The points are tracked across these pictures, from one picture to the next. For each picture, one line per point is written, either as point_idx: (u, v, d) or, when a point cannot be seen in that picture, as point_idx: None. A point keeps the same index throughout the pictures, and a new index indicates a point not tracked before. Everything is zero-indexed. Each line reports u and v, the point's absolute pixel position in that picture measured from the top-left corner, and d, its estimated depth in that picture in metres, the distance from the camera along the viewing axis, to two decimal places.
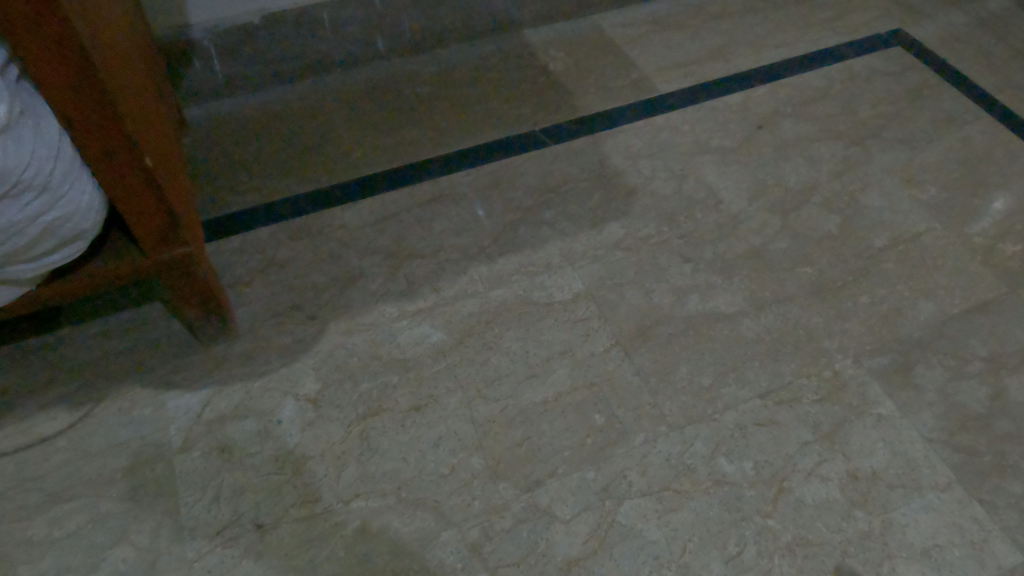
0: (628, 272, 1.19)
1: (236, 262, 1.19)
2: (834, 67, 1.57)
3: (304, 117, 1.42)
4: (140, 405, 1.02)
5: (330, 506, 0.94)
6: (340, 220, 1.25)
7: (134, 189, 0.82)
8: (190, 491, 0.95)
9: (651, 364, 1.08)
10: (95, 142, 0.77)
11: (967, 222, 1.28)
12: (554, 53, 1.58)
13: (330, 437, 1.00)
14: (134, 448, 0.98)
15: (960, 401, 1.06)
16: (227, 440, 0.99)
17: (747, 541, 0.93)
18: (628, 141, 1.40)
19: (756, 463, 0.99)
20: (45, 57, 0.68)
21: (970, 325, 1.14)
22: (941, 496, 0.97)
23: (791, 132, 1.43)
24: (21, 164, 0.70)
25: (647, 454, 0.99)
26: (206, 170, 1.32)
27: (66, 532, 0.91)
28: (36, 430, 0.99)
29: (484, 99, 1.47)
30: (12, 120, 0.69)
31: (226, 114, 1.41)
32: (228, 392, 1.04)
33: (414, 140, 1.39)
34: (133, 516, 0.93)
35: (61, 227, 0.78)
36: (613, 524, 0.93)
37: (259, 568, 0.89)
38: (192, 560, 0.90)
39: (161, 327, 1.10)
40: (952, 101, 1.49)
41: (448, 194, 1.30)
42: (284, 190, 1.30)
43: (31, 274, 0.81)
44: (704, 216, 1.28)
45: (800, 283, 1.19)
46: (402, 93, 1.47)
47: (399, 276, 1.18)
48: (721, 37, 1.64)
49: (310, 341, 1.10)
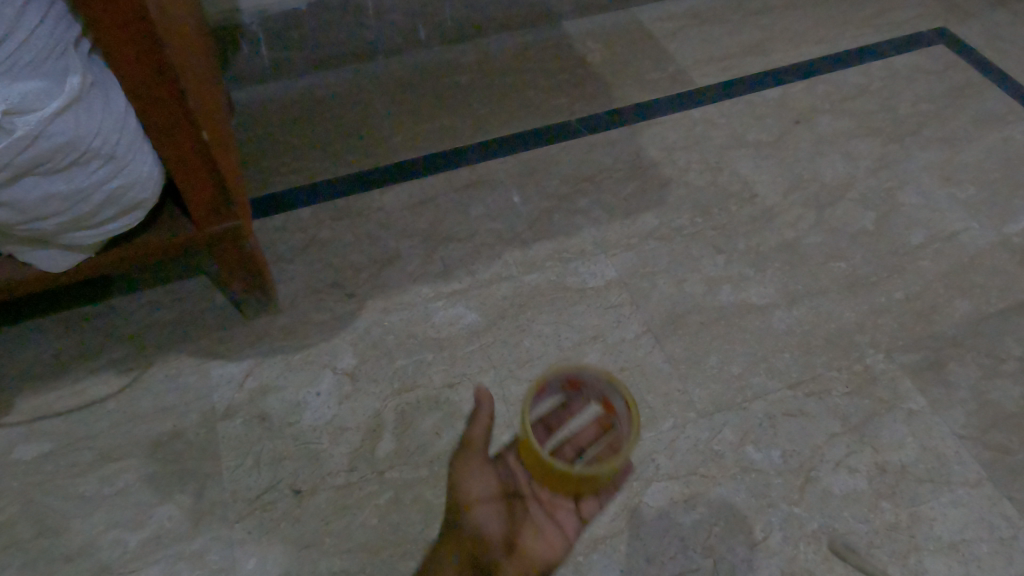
0: (660, 261, 1.20)
1: (279, 240, 1.22)
2: (874, 64, 1.56)
3: (346, 102, 1.45)
4: (185, 372, 1.06)
5: (366, 475, 0.97)
6: (379, 202, 1.28)
7: (189, 161, 0.86)
8: (232, 456, 0.99)
9: (681, 352, 1.10)
10: (158, 118, 0.81)
11: (1006, 222, 1.27)
12: (592, 45, 1.59)
13: (366, 410, 1.03)
14: (179, 413, 1.02)
15: (994, 400, 1.05)
16: (267, 410, 1.03)
17: (773, 527, 0.94)
18: (664, 133, 1.41)
19: (784, 452, 1.00)
20: (118, 36, 0.72)
21: (1005, 324, 1.13)
22: (971, 493, 0.97)
23: (829, 128, 1.42)
24: (91, 134, 0.74)
25: (675, 439, 1.01)
26: (251, 150, 1.36)
27: (115, 489, 0.95)
28: (88, 392, 1.03)
29: (521, 89, 1.49)
30: (82, 91, 0.73)
31: (271, 98, 1.45)
32: (270, 364, 1.08)
33: (453, 127, 1.41)
34: (177, 477, 0.97)
35: (123, 196, 0.82)
36: (640, 505, 0.95)
37: (296, 532, 0.93)
38: (232, 522, 0.93)
39: (206, 300, 1.14)
40: (995, 101, 1.48)
41: (484, 180, 1.32)
42: (326, 171, 1.33)
43: (93, 240, 0.85)
44: (738, 208, 1.28)
45: (832, 277, 1.19)
46: (442, 81, 1.50)
47: (435, 258, 1.20)
48: (760, 32, 1.64)
49: (349, 318, 1.13)
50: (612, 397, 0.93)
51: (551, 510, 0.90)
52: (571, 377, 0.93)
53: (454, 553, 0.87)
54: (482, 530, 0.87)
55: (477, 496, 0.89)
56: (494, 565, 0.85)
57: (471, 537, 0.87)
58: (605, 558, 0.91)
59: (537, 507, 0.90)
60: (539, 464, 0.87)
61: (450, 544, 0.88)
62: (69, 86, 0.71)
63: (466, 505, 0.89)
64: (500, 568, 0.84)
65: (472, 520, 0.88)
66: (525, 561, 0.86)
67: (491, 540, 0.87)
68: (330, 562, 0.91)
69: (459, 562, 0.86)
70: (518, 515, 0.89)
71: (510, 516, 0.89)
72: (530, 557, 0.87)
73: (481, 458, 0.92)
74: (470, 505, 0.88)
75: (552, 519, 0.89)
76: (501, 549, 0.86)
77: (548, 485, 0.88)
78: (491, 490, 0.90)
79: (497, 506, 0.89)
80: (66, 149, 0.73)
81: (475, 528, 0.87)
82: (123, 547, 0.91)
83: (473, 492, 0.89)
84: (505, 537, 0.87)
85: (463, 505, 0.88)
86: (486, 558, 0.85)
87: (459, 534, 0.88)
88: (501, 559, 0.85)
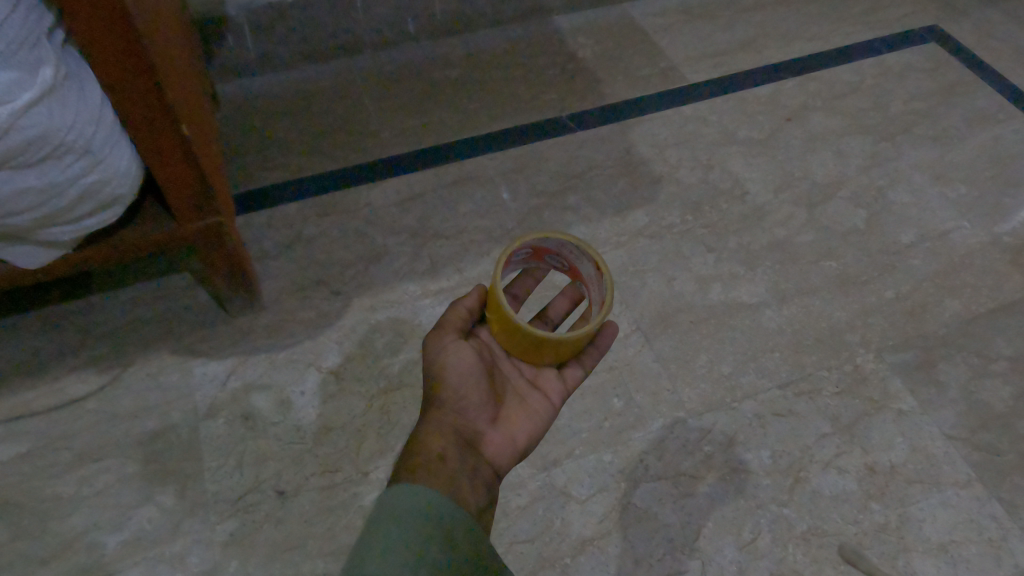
0: (650, 259, 1.19)
1: (264, 236, 1.20)
2: (866, 61, 1.55)
3: (333, 96, 1.43)
4: (167, 371, 1.04)
5: (350, 476, 0.96)
6: (366, 198, 1.26)
7: (170, 156, 0.84)
8: (214, 457, 0.97)
9: (671, 351, 1.09)
10: (137, 112, 0.78)
11: (996, 221, 1.26)
12: (583, 41, 1.58)
13: (352, 409, 1.02)
14: (160, 412, 1.00)
15: (983, 400, 1.05)
16: (250, 409, 1.01)
17: (762, 528, 0.93)
18: (655, 129, 1.39)
19: (773, 453, 0.99)
20: (94, 27, 0.70)
21: (995, 324, 1.13)
22: (960, 493, 0.96)
23: (820, 126, 1.41)
24: (65, 126, 0.72)
25: (664, 439, 1.00)
26: (236, 145, 1.34)
27: (94, 491, 0.93)
28: (67, 391, 1.01)
29: (511, 84, 1.47)
30: (56, 83, 0.71)
31: (257, 92, 1.43)
32: (253, 362, 1.06)
33: (442, 122, 1.39)
34: (158, 478, 0.95)
35: (100, 190, 0.80)
36: (628, 506, 0.94)
37: (279, 534, 0.91)
38: (214, 523, 0.92)
39: (189, 297, 1.12)
40: (986, 100, 1.47)
41: (473, 176, 1.30)
42: (312, 167, 1.31)
43: (69, 236, 0.83)
44: (729, 206, 1.27)
45: (823, 276, 1.18)
46: (431, 76, 1.48)
47: (422, 255, 1.19)
48: (753, 28, 1.62)
49: (334, 316, 1.11)
50: (578, 265, 0.79)
51: (533, 377, 0.83)
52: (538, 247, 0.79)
53: (436, 424, 0.73)
54: (460, 408, 0.76)
55: (453, 365, 0.77)
56: (478, 438, 0.75)
57: (449, 409, 0.75)
58: (592, 560, 0.90)
59: (517, 377, 0.82)
60: (513, 330, 0.76)
61: (424, 429, 0.74)
62: (42, 78, 0.68)
63: (442, 377, 0.76)
64: (485, 444, 0.75)
65: (446, 396, 0.76)
66: (512, 435, 0.77)
67: (473, 414, 0.76)
68: (314, 564, 0.90)
69: (439, 442, 0.72)
70: (498, 388, 0.80)
71: (491, 389, 0.79)
72: (517, 428, 0.78)
73: (456, 326, 0.80)
74: (449, 375, 0.76)
75: (534, 388, 0.82)
76: (484, 421, 0.77)
77: (522, 351, 0.80)
78: (468, 365, 0.77)
79: (479, 382, 0.77)
80: (40, 143, 0.71)
81: (453, 401, 0.76)
82: (101, 549, 0.89)
83: (450, 370, 0.76)
84: (489, 410, 0.78)
85: (438, 379, 0.76)
86: (468, 429, 0.75)
87: (437, 414, 0.75)
88: (483, 435, 0.76)
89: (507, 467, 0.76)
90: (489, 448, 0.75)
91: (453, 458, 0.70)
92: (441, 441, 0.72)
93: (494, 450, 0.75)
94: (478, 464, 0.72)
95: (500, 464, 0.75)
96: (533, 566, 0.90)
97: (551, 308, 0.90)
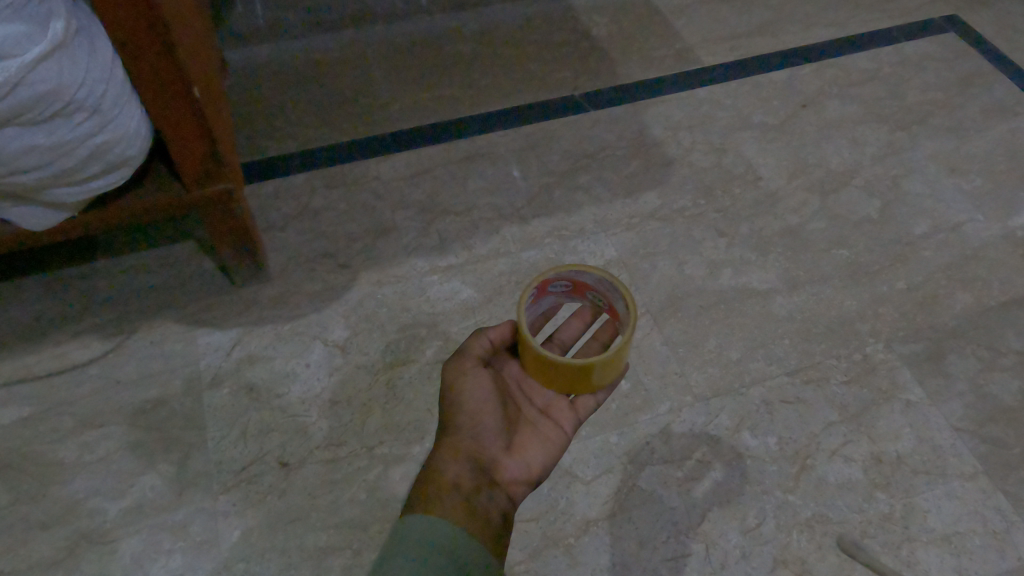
0: (661, 242, 1.18)
1: (271, 207, 1.19)
2: (884, 50, 1.53)
3: (342, 67, 1.40)
4: (171, 339, 1.03)
5: (355, 450, 0.95)
6: (375, 171, 1.24)
7: (179, 119, 0.82)
8: (217, 427, 0.96)
9: (679, 335, 1.08)
10: (148, 72, 0.77)
11: (1011, 214, 1.25)
12: (598, 19, 1.55)
13: (358, 383, 1.01)
14: (164, 380, 0.99)
15: (992, 393, 1.04)
16: (255, 380, 1.00)
17: (767, 514, 0.93)
18: (669, 111, 1.38)
19: (780, 439, 0.99)
20: None
21: (1006, 317, 1.12)
22: (966, 485, 0.96)
23: (836, 113, 1.40)
24: (74, 83, 0.70)
25: (671, 423, 0.99)
26: (243, 113, 1.32)
27: (96, 457, 0.93)
28: (69, 356, 1.00)
29: (524, 60, 1.45)
30: (67, 37, 0.69)
31: (266, 60, 1.40)
32: (259, 333, 1.05)
33: (453, 97, 1.37)
34: (160, 447, 0.94)
35: (108, 152, 0.78)
36: (634, 488, 0.94)
37: (282, 505, 0.91)
38: (216, 493, 0.91)
39: (194, 266, 1.10)
40: (1005, 92, 1.45)
41: (484, 153, 1.28)
42: (320, 138, 1.29)
43: (75, 198, 0.81)
44: (742, 191, 1.26)
45: (834, 265, 1.17)
46: (443, 49, 1.46)
47: (431, 231, 1.17)
48: (770, 12, 1.60)
49: (341, 289, 1.10)
50: (614, 301, 0.77)
51: (544, 406, 0.82)
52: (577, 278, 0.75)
53: (449, 452, 0.72)
54: (475, 434, 0.74)
55: (470, 394, 0.76)
56: (494, 466, 0.73)
57: (465, 436, 0.74)
58: (596, 540, 0.90)
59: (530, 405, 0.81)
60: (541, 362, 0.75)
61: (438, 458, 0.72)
62: (53, 31, 0.67)
63: (457, 405, 0.75)
64: (500, 471, 0.74)
65: (462, 422, 0.74)
66: (527, 460, 0.76)
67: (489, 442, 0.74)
68: (317, 537, 0.89)
69: (455, 469, 0.70)
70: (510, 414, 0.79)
71: (505, 416, 0.78)
72: (531, 455, 0.77)
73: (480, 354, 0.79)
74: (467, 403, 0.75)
75: (548, 417, 0.81)
76: (499, 447, 0.75)
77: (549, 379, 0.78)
78: (483, 393, 0.77)
79: (495, 408, 0.77)
80: (48, 99, 0.69)
81: (469, 429, 0.74)
82: (103, 516, 0.89)
83: (469, 399, 0.76)
84: (503, 436, 0.76)
85: (455, 407, 0.75)
86: (485, 457, 0.74)
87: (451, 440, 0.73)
88: (499, 462, 0.74)
89: (523, 496, 0.75)
90: (504, 476, 0.74)
91: (470, 488, 0.69)
92: (457, 469, 0.70)
93: (511, 478, 0.74)
94: (494, 492, 0.71)
95: (517, 494, 0.74)
96: (537, 545, 0.89)
97: (559, 331, 0.88)
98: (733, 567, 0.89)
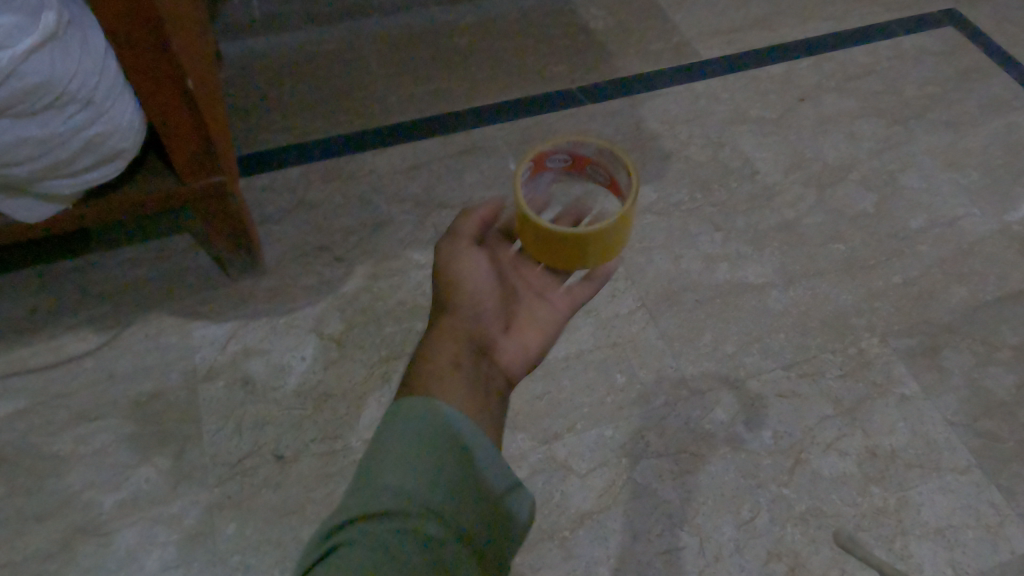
0: (658, 236, 1.18)
1: (266, 200, 1.19)
2: (882, 44, 1.53)
3: (338, 60, 1.40)
4: (166, 332, 1.03)
5: (350, 444, 0.95)
6: (371, 165, 1.24)
7: (173, 111, 0.82)
8: (213, 419, 0.96)
9: (675, 329, 1.08)
10: (142, 64, 0.76)
11: (1007, 209, 1.25)
12: (595, 12, 1.54)
13: (353, 376, 1.01)
14: (159, 373, 0.99)
15: (986, 386, 1.05)
16: (251, 373, 1.00)
17: (761, 507, 0.93)
18: (666, 105, 1.37)
19: (775, 433, 0.99)
20: None
21: (1002, 312, 1.12)
22: (959, 479, 0.96)
23: (833, 107, 1.39)
24: (67, 75, 0.69)
25: (666, 416, 0.99)
26: (239, 106, 1.31)
27: (91, 450, 0.93)
28: (64, 349, 1.00)
29: (521, 53, 1.45)
30: (59, 29, 0.68)
31: (262, 52, 1.40)
32: (254, 326, 1.05)
33: (450, 90, 1.37)
34: (156, 439, 0.94)
35: (102, 144, 0.78)
36: (629, 481, 0.94)
37: (277, 498, 0.91)
38: (212, 486, 0.91)
39: (189, 259, 1.10)
40: (1002, 86, 1.45)
41: (480, 147, 1.28)
42: (317, 131, 1.29)
43: (69, 190, 0.81)
44: (738, 185, 1.26)
45: (830, 259, 1.17)
46: (440, 42, 1.45)
47: (427, 225, 1.17)
48: (768, 6, 1.59)
49: (336, 282, 1.10)
50: (613, 172, 0.77)
51: (539, 290, 0.89)
52: (575, 150, 0.76)
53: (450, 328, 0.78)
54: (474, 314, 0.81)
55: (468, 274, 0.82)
56: (492, 345, 0.80)
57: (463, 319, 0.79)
58: (591, 533, 0.90)
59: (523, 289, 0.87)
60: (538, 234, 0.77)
61: (438, 338, 0.78)
62: (44, 22, 0.66)
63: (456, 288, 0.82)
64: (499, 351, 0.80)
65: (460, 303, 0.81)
66: (523, 344, 0.82)
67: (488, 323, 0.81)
68: (312, 529, 0.89)
69: (454, 347, 0.76)
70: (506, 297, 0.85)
71: (501, 299, 0.84)
72: (527, 338, 0.83)
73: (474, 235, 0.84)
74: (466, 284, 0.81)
75: (543, 299, 0.88)
76: (497, 329, 0.82)
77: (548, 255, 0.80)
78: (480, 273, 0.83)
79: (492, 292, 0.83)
80: (41, 91, 0.68)
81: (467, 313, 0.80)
82: (98, 508, 0.89)
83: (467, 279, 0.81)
84: (501, 319, 0.83)
85: (453, 291, 0.81)
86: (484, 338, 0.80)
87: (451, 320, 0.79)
88: (497, 342, 0.81)
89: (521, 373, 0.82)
90: (501, 355, 0.80)
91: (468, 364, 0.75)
92: (455, 349, 0.76)
93: (507, 356, 0.81)
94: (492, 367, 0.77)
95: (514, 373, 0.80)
96: (532, 538, 0.90)
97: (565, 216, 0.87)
98: (727, 560, 0.89)
